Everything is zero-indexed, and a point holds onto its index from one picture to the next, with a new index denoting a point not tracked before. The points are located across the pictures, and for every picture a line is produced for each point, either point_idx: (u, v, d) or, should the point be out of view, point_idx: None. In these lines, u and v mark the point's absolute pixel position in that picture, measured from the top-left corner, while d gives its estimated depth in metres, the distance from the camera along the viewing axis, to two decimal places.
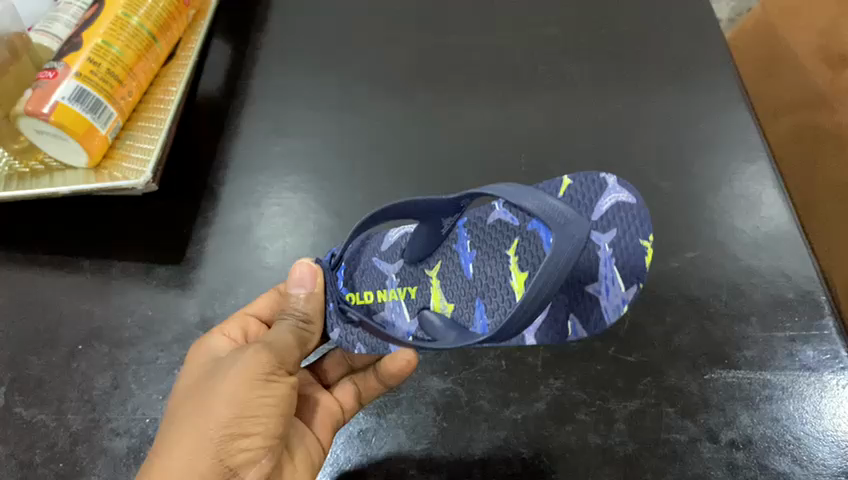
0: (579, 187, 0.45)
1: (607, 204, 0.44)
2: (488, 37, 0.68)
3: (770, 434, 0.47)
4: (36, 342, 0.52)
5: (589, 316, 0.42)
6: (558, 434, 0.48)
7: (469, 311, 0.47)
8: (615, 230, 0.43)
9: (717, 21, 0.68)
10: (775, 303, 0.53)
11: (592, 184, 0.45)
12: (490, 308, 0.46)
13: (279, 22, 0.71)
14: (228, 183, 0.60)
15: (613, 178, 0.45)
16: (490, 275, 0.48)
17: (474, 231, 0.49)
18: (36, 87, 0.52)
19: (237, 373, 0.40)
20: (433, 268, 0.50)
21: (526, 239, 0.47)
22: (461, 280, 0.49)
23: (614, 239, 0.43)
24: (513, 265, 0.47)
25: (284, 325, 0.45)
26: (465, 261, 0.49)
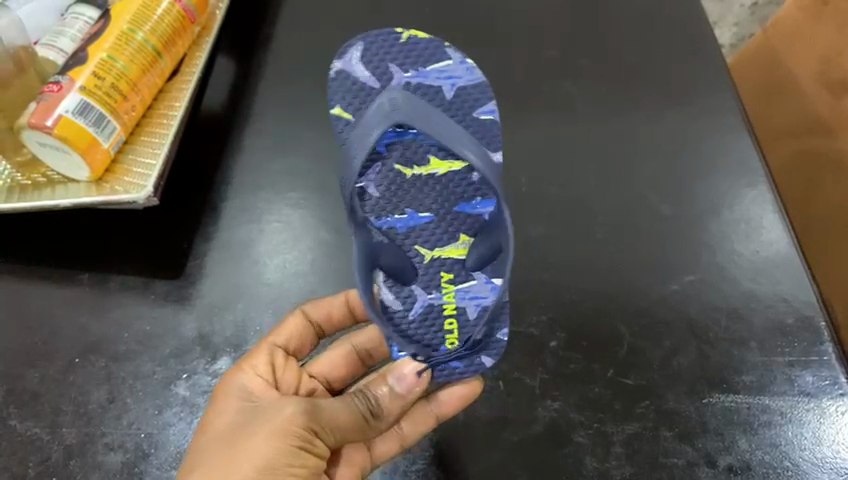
0: (352, 93, 0.53)
1: (361, 72, 0.54)
2: (490, 58, 0.69)
3: (768, 460, 0.47)
4: (33, 355, 0.51)
5: (477, 97, 0.53)
6: (556, 457, 0.48)
7: (464, 217, 0.52)
8: (388, 65, 0.54)
9: (716, 47, 0.69)
10: (775, 328, 0.52)
11: (355, 90, 0.53)
12: (465, 199, 0.52)
13: (282, 39, 0.71)
14: (229, 199, 0.60)
15: (339, 61, 0.54)
16: (436, 193, 0.52)
17: (382, 203, 0.52)
18: (40, 100, 0.52)
19: (274, 434, 0.42)
20: (424, 251, 0.53)
21: (406, 148, 0.51)
22: (434, 228, 0.53)
23: (396, 67, 0.54)
24: (440, 171, 0.51)
25: (349, 403, 0.45)
26: (410, 219, 0.52)
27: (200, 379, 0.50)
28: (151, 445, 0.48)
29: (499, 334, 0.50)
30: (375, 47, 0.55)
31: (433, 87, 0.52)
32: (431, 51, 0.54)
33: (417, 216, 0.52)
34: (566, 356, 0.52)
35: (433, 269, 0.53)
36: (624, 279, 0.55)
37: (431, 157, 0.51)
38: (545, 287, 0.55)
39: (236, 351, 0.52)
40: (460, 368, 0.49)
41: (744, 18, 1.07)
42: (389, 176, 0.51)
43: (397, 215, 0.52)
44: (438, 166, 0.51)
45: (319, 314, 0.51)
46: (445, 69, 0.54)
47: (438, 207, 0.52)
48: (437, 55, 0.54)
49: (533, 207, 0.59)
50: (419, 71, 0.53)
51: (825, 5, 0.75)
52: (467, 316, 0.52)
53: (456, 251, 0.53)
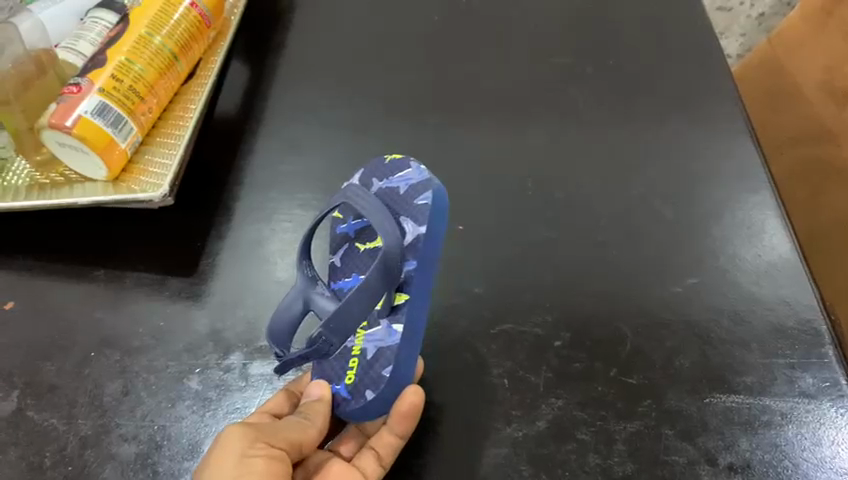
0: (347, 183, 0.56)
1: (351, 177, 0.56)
2: (499, 67, 0.71)
3: (769, 459, 0.48)
4: (50, 348, 0.53)
5: (421, 188, 0.50)
6: (558, 453, 0.48)
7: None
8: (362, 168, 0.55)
9: (720, 56, 0.71)
10: (776, 330, 0.53)
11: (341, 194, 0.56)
12: None
13: (295, 46, 0.73)
14: (242, 200, 0.62)
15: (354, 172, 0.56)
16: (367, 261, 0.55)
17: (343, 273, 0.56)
18: (61, 101, 0.54)
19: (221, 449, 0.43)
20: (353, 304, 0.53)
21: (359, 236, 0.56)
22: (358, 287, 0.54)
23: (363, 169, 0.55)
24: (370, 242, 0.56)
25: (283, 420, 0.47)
26: (349, 282, 0.55)
27: (212, 373, 0.51)
28: (164, 437, 0.48)
29: (383, 372, 0.49)
30: (373, 170, 0.55)
31: (390, 191, 0.52)
32: (399, 164, 0.53)
33: (356, 279, 0.55)
34: (570, 356, 0.52)
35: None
36: (627, 281, 0.56)
37: (377, 235, 0.56)
38: (550, 288, 0.56)
39: (247, 346, 0.53)
40: (350, 399, 0.50)
41: (750, 29, 1.09)
42: (348, 254, 0.56)
43: (347, 279, 0.55)
44: (376, 239, 0.55)
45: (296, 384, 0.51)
46: (407, 173, 0.52)
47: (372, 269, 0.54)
48: (402, 166, 0.53)
49: (539, 210, 0.60)
50: (388, 179, 0.53)
51: (829, 16, 0.76)
52: (367, 356, 0.51)
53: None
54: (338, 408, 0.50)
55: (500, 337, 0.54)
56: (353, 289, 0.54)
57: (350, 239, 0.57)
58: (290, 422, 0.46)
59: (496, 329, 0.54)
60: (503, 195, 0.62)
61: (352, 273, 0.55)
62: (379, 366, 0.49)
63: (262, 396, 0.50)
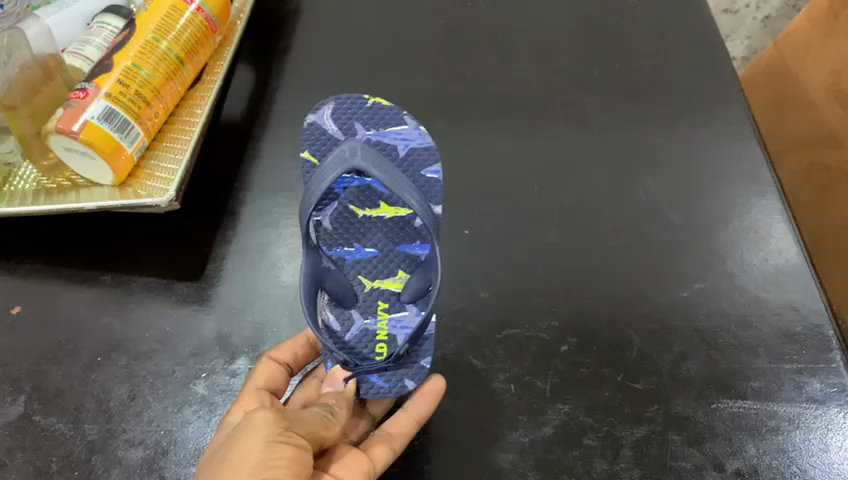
0: (313, 133, 0.59)
1: (328, 124, 0.59)
2: (505, 71, 0.71)
3: (776, 465, 0.47)
4: (57, 352, 0.53)
5: (426, 158, 0.59)
6: (564, 459, 0.48)
7: (406, 256, 0.58)
8: (328, 104, 0.61)
9: (726, 60, 0.71)
10: (783, 335, 0.53)
11: (320, 135, 0.59)
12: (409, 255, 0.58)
13: (301, 50, 0.74)
14: (248, 204, 0.62)
15: (321, 112, 0.60)
16: (378, 235, 0.58)
17: (340, 235, 0.58)
18: (67, 106, 0.54)
19: (247, 435, 0.40)
20: (367, 281, 0.57)
21: (351, 197, 0.58)
22: (370, 260, 0.57)
23: (329, 109, 0.60)
24: (376, 213, 0.58)
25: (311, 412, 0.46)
26: (357, 254, 0.57)
27: (218, 378, 0.51)
28: (171, 442, 0.48)
29: (423, 364, 0.52)
30: (347, 114, 0.60)
31: (390, 146, 0.58)
32: (392, 116, 0.60)
33: (366, 252, 0.58)
34: (577, 361, 0.52)
35: (373, 296, 0.56)
36: (634, 285, 0.56)
37: (381, 202, 0.58)
38: (557, 293, 0.56)
39: (253, 351, 0.53)
40: (385, 387, 0.52)
41: (756, 31, 1.09)
42: (343, 215, 0.58)
43: (348, 248, 0.57)
44: (385, 209, 0.58)
45: (286, 354, 0.51)
46: (403, 132, 0.60)
47: (385, 246, 0.58)
48: (393, 120, 0.60)
49: (546, 215, 0.60)
50: (379, 131, 0.59)
51: (836, 19, 0.76)
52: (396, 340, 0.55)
53: (394, 284, 0.57)
54: (365, 393, 0.51)
55: (507, 342, 0.53)
56: (364, 265, 0.57)
57: (340, 197, 0.58)
58: (316, 416, 0.45)
59: (502, 334, 0.54)
60: (510, 199, 0.61)
61: (355, 242, 0.58)
62: (417, 357, 0.52)
63: None
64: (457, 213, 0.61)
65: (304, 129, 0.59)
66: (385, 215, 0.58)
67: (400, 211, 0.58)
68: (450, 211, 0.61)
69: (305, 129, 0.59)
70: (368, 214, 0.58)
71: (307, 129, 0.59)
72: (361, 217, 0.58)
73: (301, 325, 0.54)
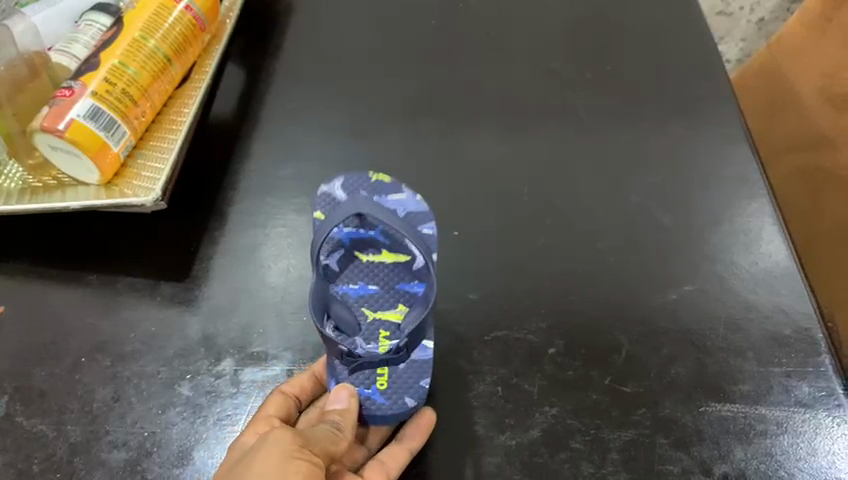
0: (323, 201, 0.56)
1: (337, 189, 0.57)
2: (496, 71, 0.71)
3: (764, 469, 0.47)
4: (41, 353, 0.52)
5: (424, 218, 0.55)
6: (551, 462, 0.48)
7: (405, 294, 0.54)
8: (336, 179, 0.58)
9: (718, 62, 0.70)
10: (772, 339, 0.53)
11: (329, 196, 0.57)
12: (406, 292, 0.54)
13: (292, 49, 0.73)
14: (236, 204, 0.61)
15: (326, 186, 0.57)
16: (380, 276, 0.55)
17: (346, 278, 0.55)
18: (53, 104, 0.53)
19: (266, 451, 0.40)
20: (369, 312, 0.54)
21: (357, 246, 0.56)
22: (372, 295, 0.54)
23: (340, 181, 0.58)
24: (379, 257, 0.56)
25: (320, 428, 0.44)
26: (360, 291, 0.54)
27: (203, 380, 0.51)
28: (154, 444, 0.48)
29: (420, 383, 0.50)
30: (354, 183, 0.58)
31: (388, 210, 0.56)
32: (392, 187, 0.58)
33: (368, 289, 0.55)
34: (565, 363, 0.52)
35: (375, 327, 0.53)
36: (624, 289, 0.56)
37: (383, 248, 0.56)
38: (546, 295, 0.56)
39: (239, 352, 0.52)
40: (386, 404, 0.49)
41: (750, 34, 1.08)
42: (349, 262, 0.56)
43: (352, 285, 0.55)
44: (387, 255, 0.56)
45: (295, 388, 0.49)
46: (401, 199, 0.57)
47: (386, 282, 0.55)
48: (391, 188, 0.58)
49: (536, 216, 0.60)
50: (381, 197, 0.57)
51: (828, 22, 0.76)
52: (398, 367, 0.51)
53: (395, 315, 0.54)
54: (368, 411, 0.49)
55: (495, 344, 0.53)
56: (367, 300, 0.54)
57: (345, 247, 0.56)
58: (324, 434, 0.44)
59: (490, 336, 0.54)
60: (500, 201, 0.61)
61: (359, 279, 0.55)
62: (414, 377, 0.50)
63: (254, 403, 0.50)
64: (446, 214, 0.61)
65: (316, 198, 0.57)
66: (385, 259, 0.56)
67: (399, 257, 0.56)
68: (439, 212, 0.61)
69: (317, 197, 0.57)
70: (369, 261, 0.56)
71: (317, 197, 0.57)
72: (363, 263, 0.56)
73: (289, 327, 0.54)
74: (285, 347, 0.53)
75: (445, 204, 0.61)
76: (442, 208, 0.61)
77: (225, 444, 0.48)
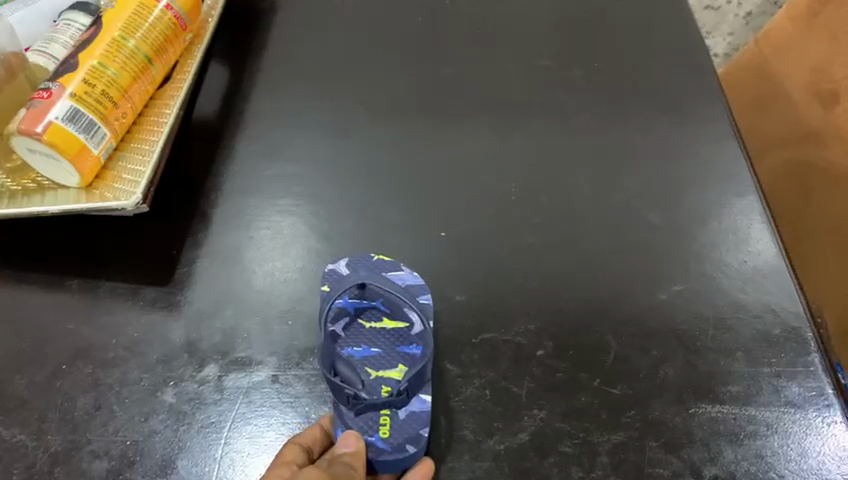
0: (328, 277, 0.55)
1: (342, 266, 0.56)
2: (483, 69, 0.70)
3: (754, 471, 0.47)
4: (20, 361, 0.51)
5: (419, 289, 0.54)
6: (540, 466, 0.47)
7: (405, 356, 0.53)
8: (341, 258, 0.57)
9: (706, 58, 0.70)
10: (761, 338, 0.53)
11: (334, 275, 0.55)
12: (405, 353, 0.53)
13: (275, 47, 0.72)
14: (219, 206, 0.60)
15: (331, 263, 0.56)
16: (382, 340, 0.54)
17: (351, 342, 0.53)
18: (31, 106, 0.52)
19: None
20: (371, 370, 0.52)
21: (362, 315, 0.55)
22: (374, 356, 0.53)
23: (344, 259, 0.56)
24: (382, 324, 0.55)
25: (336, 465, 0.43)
26: (364, 352, 0.53)
27: (187, 386, 0.50)
28: (137, 453, 0.47)
29: (421, 430, 0.48)
30: (359, 263, 0.56)
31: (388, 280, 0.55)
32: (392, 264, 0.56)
33: (370, 351, 0.53)
34: (554, 365, 0.51)
35: (376, 383, 0.51)
36: (613, 288, 0.55)
37: (384, 315, 0.55)
38: (534, 295, 0.55)
39: (224, 357, 0.51)
40: (388, 450, 0.48)
41: (738, 28, 1.08)
42: (355, 331, 0.54)
43: (357, 348, 0.53)
44: (388, 322, 0.55)
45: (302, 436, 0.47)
46: (401, 273, 0.55)
47: (388, 345, 0.53)
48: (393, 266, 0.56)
49: (524, 216, 0.60)
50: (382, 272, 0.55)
51: (815, 17, 0.76)
52: (399, 416, 0.49)
53: (396, 374, 0.52)
54: (373, 456, 0.47)
55: (483, 346, 0.52)
56: (370, 360, 0.52)
57: (350, 314, 0.55)
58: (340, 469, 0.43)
59: (478, 338, 0.53)
60: (487, 200, 0.61)
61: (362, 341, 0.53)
62: (416, 426, 0.48)
63: (239, 410, 0.49)
64: (432, 215, 0.60)
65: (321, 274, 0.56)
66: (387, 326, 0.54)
67: (399, 323, 0.54)
68: (426, 212, 0.60)
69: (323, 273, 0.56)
70: (373, 327, 0.54)
71: (325, 272, 0.56)
72: (367, 330, 0.54)
73: (274, 331, 0.53)
74: (270, 351, 0.52)
75: (432, 204, 0.60)
76: (428, 208, 0.60)
77: (209, 452, 0.47)
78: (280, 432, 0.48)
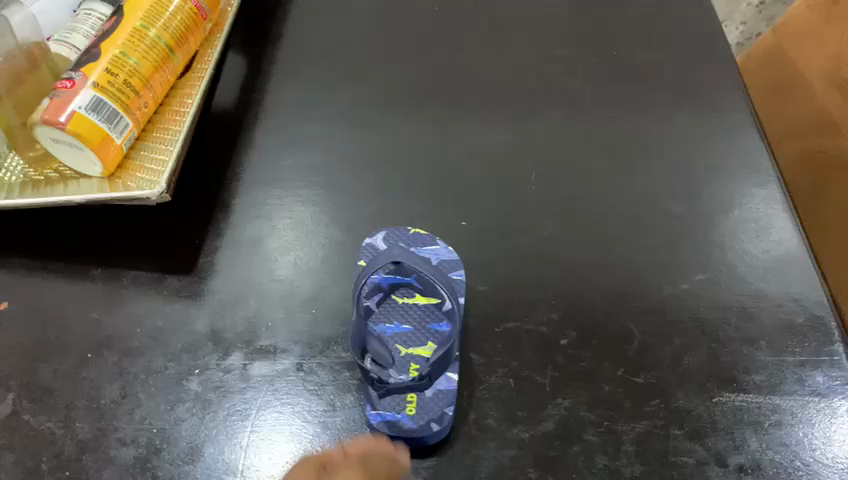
0: (367, 253, 0.56)
1: (379, 242, 0.57)
2: (500, 58, 0.70)
3: (779, 460, 0.47)
4: (46, 349, 0.52)
5: (452, 265, 0.55)
6: (565, 454, 0.47)
7: (436, 334, 0.53)
8: (379, 231, 0.58)
9: (724, 48, 0.70)
10: (785, 327, 0.52)
11: (371, 249, 0.56)
12: (436, 332, 0.53)
13: (293, 37, 0.72)
14: (240, 196, 0.60)
15: (370, 238, 0.57)
16: (413, 317, 0.53)
17: (383, 317, 0.54)
18: (54, 96, 0.52)
19: None
20: (401, 347, 0.52)
21: (397, 290, 0.55)
22: (404, 333, 0.53)
23: (382, 234, 0.57)
24: (415, 300, 0.55)
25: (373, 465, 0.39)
26: (395, 329, 0.53)
27: (212, 375, 0.50)
28: (164, 440, 0.47)
29: (446, 409, 0.48)
30: (396, 237, 0.57)
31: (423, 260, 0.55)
32: (426, 239, 0.57)
33: (401, 328, 0.53)
34: (577, 355, 0.51)
35: (406, 359, 0.51)
36: (634, 278, 0.55)
37: (416, 292, 0.55)
38: (556, 285, 0.55)
39: (248, 346, 0.52)
40: (414, 427, 0.47)
41: (751, 17, 1.07)
42: (389, 306, 0.54)
43: (388, 324, 0.53)
44: (420, 298, 0.55)
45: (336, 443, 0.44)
46: (435, 248, 0.56)
47: (419, 322, 0.53)
48: (428, 241, 0.57)
49: (545, 206, 0.59)
50: (418, 249, 0.56)
51: (834, 5, 0.76)
52: (425, 393, 0.49)
53: (425, 351, 0.51)
54: (399, 432, 0.46)
55: (506, 335, 0.52)
56: (401, 338, 0.52)
57: (384, 290, 0.55)
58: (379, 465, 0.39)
59: (500, 327, 0.53)
60: (508, 190, 0.61)
61: (394, 318, 0.53)
62: (441, 405, 0.48)
63: (263, 398, 0.49)
64: (452, 204, 0.60)
65: (358, 253, 0.57)
66: (419, 302, 0.55)
67: (431, 299, 0.55)
68: (445, 202, 0.60)
69: (359, 251, 0.57)
70: (406, 303, 0.55)
71: (362, 249, 0.56)
72: (399, 305, 0.54)
73: (297, 320, 0.53)
74: (294, 340, 0.52)
75: (451, 194, 0.60)
76: (448, 198, 0.60)
77: (235, 440, 0.47)
78: (306, 419, 0.48)
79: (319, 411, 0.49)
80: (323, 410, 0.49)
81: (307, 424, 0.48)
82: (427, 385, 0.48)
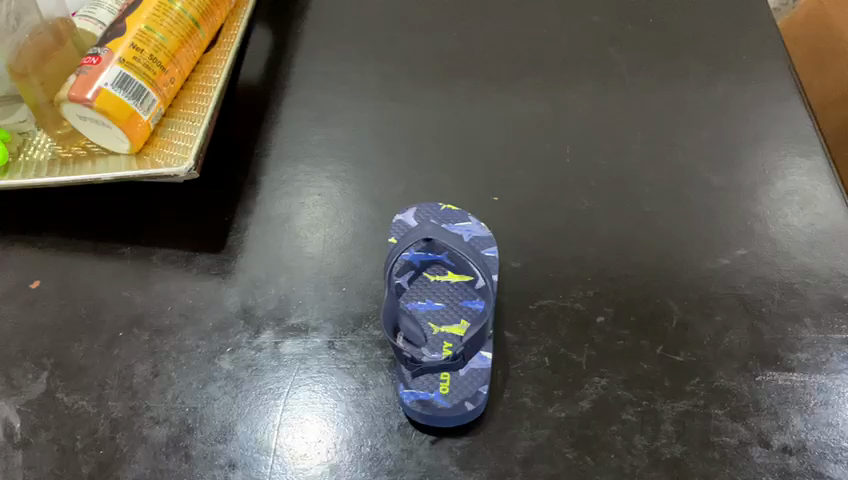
0: (397, 230, 0.55)
1: (410, 218, 0.56)
2: (532, 27, 0.68)
3: (825, 441, 0.45)
4: (78, 328, 0.51)
5: (484, 242, 0.54)
6: (602, 434, 0.46)
7: (469, 311, 0.52)
8: (409, 208, 0.57)
9: (765, 14, 0.67)
10: (831, 304, 0.51)
11: (401, 226, 0.55)
12: (470, 310, 0.52)
13: (320, 9, 0.71)
14: (269, 172, 0.60)
15: (399, 215, 0.56)
16: (446, 294, 0.52)
17: (415, 295, 0.53)
18: (80, 72, 0.52)
19: None
20: (434, 325, 0.51)
21: (429, 268, 0.54)
22: (437, 310, 0.52)
23: (412, 211, 0.56)
24: (447, 277, 0.53)
25: None
26: (428, 307, 0.52)
27: (244, 353, 0.50)
28: (196, 420, 0.47)
29: (480, 389, 0.47)
30: (426, 213, 0.56)
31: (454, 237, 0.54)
32: (457, 215, 0.55)
33: (433, 305, 0.52)
34: (614, 332, 0.50)
35: (439, 338, 0.50)
36: (674, 253, 0.54)
37: (448, 269, 0.54)
38: (592, 260, 0.54)
39: (279, 324, 0.51)
40: (447, 407, 0.46)
41: None
42: (421, 284, 0.53)
43: (420, 301, 0.52)
44: (452, 276, 0.54)
45: None
46: (467, 225, 0.55)
47: (452, 299, 0.52)
48: (460, 216, 0.55)
49: (580, 180, 0.58)
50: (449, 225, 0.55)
51: None
52: (459, 373, 0.48)
53: (459, 330, 0.51)
54: (432, 411, 0.46)
55: (541, 313, 0.51)
56: (433, 315, 0.51)
57: (415, 268, 0.54)
58: None
59: (536, 304, 0.52)
60: (541, 163, 0.59)
61: (427, 296, 0.52)
62: (473, 384, 0.47)
63: (295, 376, 0.49)
64: (484, 179, 0.58)
65: (389, 231, 0.55)
66: (452, 279, 0.53)
67: (464, 277, 0.53)
68: (477, 176, 0.59)
69: (389, 228, 0.56)
70: (438, 280, 0.53)
71: (393, 226, 0.55)
72: (431, 283, 0.53)
73: (327, 297, 0.52)
74: (325, 318, 0.51)
75: (483, 168, 0.59)
76: (480, 172, 0.59)
77: (268, 419, 0.47)
78: (338, 398, 0.48)
79: (351, 390, 0.48)
80: (355, 388, 0.48)
81: (339, 403, 0.48)
82: (460, 365, 0.48)
